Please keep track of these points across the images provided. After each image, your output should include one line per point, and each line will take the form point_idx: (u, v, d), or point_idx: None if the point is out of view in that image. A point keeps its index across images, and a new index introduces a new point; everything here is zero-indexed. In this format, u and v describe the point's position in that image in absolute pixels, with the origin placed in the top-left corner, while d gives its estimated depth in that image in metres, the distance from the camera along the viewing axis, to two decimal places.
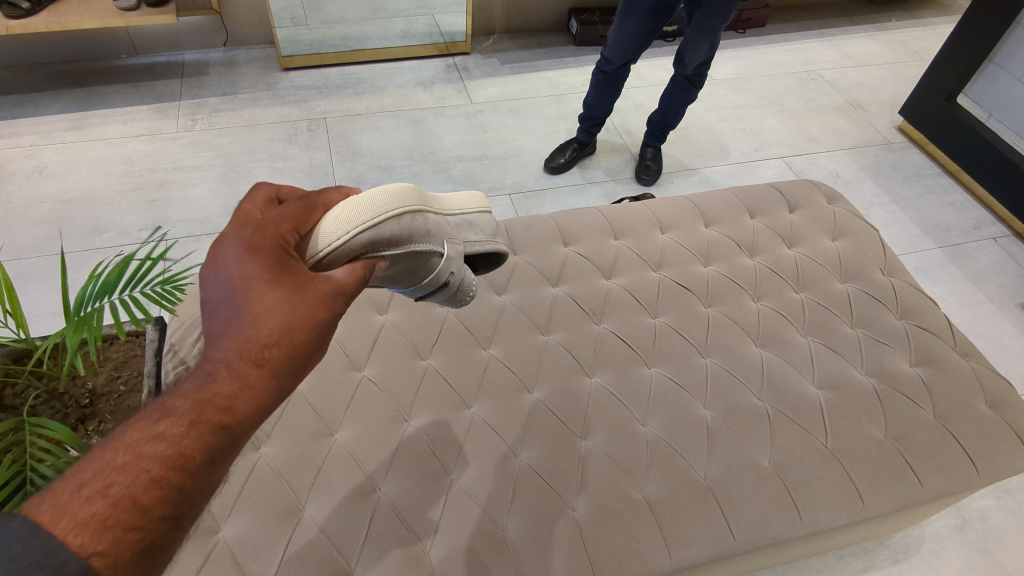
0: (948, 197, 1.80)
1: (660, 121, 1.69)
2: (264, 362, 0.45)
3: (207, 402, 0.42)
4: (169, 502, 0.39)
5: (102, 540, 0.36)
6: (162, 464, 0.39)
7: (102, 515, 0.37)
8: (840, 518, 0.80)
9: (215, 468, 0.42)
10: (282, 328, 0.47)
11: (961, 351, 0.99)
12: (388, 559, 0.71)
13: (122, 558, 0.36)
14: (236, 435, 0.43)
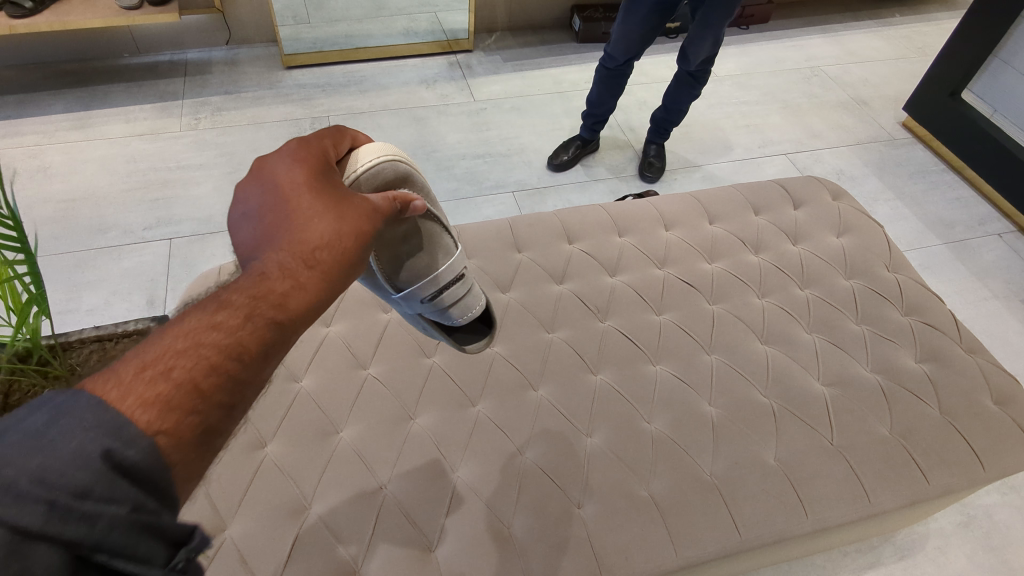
0: (952, 193, 1.79)
1: (663, 118, 1.68)
2: (322, 259, 0.44)
3: (265, 292, 0.41)
4: (231, 390, 0.38)
5: (165, 422, 0.34)
6: (224, 348, 0.38)
7: (165, 396, 0.35)
8: (846, 515, 0.80)
9: (274, 358, 0.41)
10: (337, 228, 0.46)
11: (967, 347, 0.99)
12: (395, 557, 0.71)
13: (187, 442, 0.35)
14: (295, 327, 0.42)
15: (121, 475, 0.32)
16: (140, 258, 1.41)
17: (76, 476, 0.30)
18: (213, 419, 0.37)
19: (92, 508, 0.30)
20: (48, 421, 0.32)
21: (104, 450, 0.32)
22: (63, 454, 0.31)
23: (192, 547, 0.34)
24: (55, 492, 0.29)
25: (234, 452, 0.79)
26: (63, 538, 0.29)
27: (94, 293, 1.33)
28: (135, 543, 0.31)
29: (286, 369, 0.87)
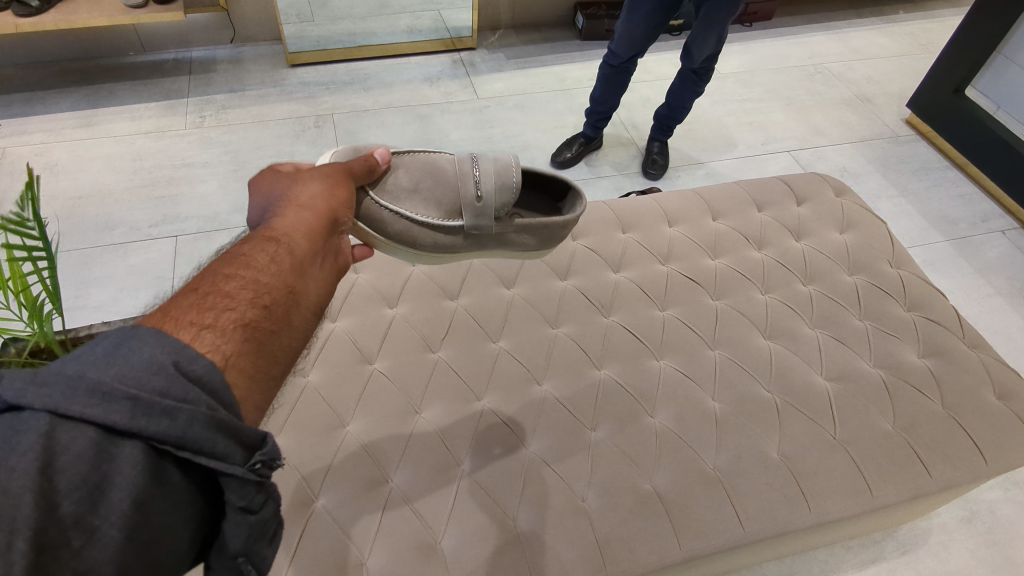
0: (956, 190, 1.79)
1: (666, 115, 1.69)
2: (294, 215, 0.56)
3: (257, 240, 0.52)
4: (253, 295, 0.47)
5: (206, 320, 0.43)
6: (235, 272, 0.48)
7: (199, 302, 0.44)
8: (849, 509, 0.80)
9: (282, 274, 0.50)
10: (299, 198, 0.59)
11: (970, 343, 0.99)
12: (402, 549, 0.72)
13: (228, 332, 0.43)
14: (290, 253, 0.52)
15: (190, 384, 0.38)
16: (146, 255, 1.42)
17: (152, 381, 0.37)
18: (247, 315, 0.45)
19: (170, 407, 0.36)
20: (120, 341, 0.38)
21: (172, 362, 0.38)
22: (137, 365, 0.37)
23: (266, 452, 0.41)
24: (134, 392, 0.35)
25: None
26: (149, 430, 0.36)
27: (101, 290, 1.34)
28: (209, 437, 0.38)
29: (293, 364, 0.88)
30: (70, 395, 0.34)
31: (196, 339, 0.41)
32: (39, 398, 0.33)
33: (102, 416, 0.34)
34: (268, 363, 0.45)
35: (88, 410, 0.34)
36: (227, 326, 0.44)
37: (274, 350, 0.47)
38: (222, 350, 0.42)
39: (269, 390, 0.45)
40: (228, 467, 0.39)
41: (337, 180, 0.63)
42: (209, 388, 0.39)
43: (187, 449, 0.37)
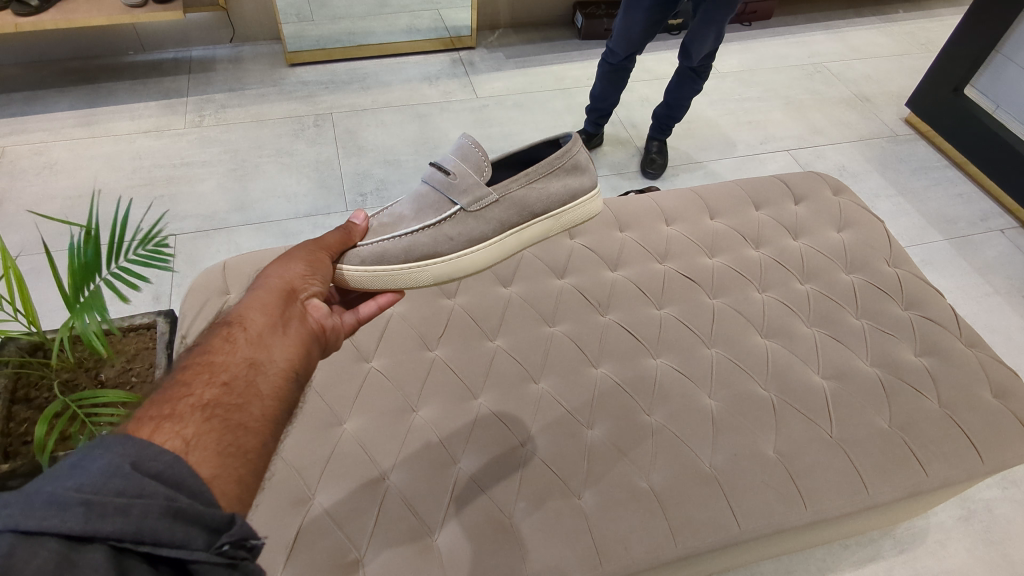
0: (955, 189, 1.79)
1: (664, 114, 1.68)
2: (251, 298, 0.58)
3: (215, 332, 0.54)
4: (208, 382, 0.48)
5: (163, 412, 0.44)
6: (192, 366, 0.50)
7: (157, 399, 0.45)
8: (845, 507, 0.80)
9: (239, 357, 0.51)
10: (257, 284, 0.61)
11: (967, 341, 0.99)
12: (398, 546, 0.72)
13: (187, 419, 0.44)
14: (246, 333, 0.54)
15: (148, 480, 0.38)
16: None
17: (110, 484, 0.37)
18: (204, 398, 0.46)
19: (124, 503, 0.36)
20: (79, 458, 0.39)
21: (130, 462, 0.38)
22: (95, 471, 0.37)
23: (234, 532, 0.39)
24: (88, 497, 0.36)
25: None
26: (105, 531, 0.35)
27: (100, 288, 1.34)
28: (169, 527, 0.37)
29: None
30: (25, 511, 0.34)
31: (155, 430, 0.42)
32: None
33: (58, 524, 0.34)
34: (238, 435, 0.45)
35: (43, 522, 0.34)
36: (184, 413, 0.44)
37: (243, 421, 0.46)
38: (182, 436, 0.42)
39: (247, 462, 0.44)
40: (192, 554, 0.37)
41: (299, 255, 0.66)
42: (170, 481, 0.39)
43: (147, 544, 0.36)
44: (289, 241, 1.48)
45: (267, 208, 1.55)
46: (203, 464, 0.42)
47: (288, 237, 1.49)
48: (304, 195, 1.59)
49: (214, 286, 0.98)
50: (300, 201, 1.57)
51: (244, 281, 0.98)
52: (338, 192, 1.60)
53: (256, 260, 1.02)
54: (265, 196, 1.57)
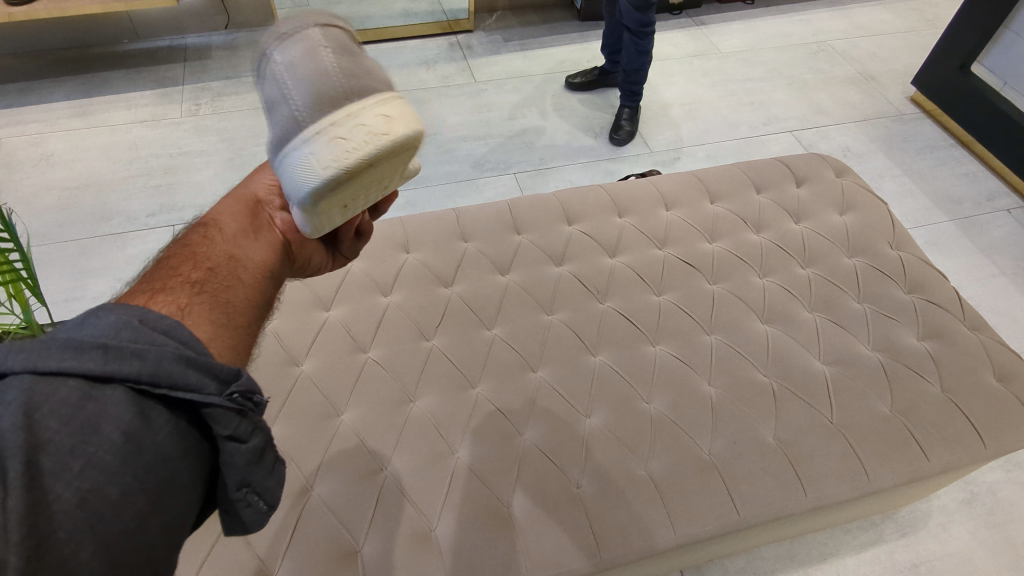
0: (961, 168, 1.77)
1: (624, 82, 1.71)
2: (225, 207, 0.61)
3: (193, 231, 0.57)
4: (193, 267, 0.51)
5: (156, 287, 0.48)
6: (176, 254, 0.53)
7: (147, 282, 0.49)
8: (845, 493, 0.80)
9: (220, 250, 0.54)
10: (232, 194, 0.63)
11: (970, 325, 0.98)
12: (396, 536, 0.72)
13: (179, 292, 0.48)
14: (223, 234, 0.57)
15: (158, 333, 0.42)
16: (143, 244, 1.42)
17: (120, 333, 0.40)
18: (192, 277, 0.50)
19: (139, 348, 0.40)
20: (84, 316, 0.41)
21: (137, 318, 0.42)
22: (105, 323, 0.41)
23: (242, 383, 0.44)
24: (104, 342, 0.39)
25: None
26: (123, 372, 0.39)
27: (100, 280, 1.34)
28: (182, 371, 0.41)
29: (287, 353, 0.88)
30: (41, 354, 0.37)
31: (151, 300, 0.46)
32: (14, 360, 0.37)
33: (77, 365, 0.38)
34: (225, 307, 0.49)
35: (61, 363, 0.37)
36: (175, 287, 0.48)
37: (230, 298, 0.50)
38: (176, 305, 0.46)
39: (239, 331, 0.49)
40: (206, 398, 0.42)
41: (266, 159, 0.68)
42: (178, 338, 0.43)
43: (163, 386, 0.40)
44: None
45: None
46: (200, 328, 0.46)
47: None
48: None
49: None
50: None
51: None
52: None
53: None
54: None
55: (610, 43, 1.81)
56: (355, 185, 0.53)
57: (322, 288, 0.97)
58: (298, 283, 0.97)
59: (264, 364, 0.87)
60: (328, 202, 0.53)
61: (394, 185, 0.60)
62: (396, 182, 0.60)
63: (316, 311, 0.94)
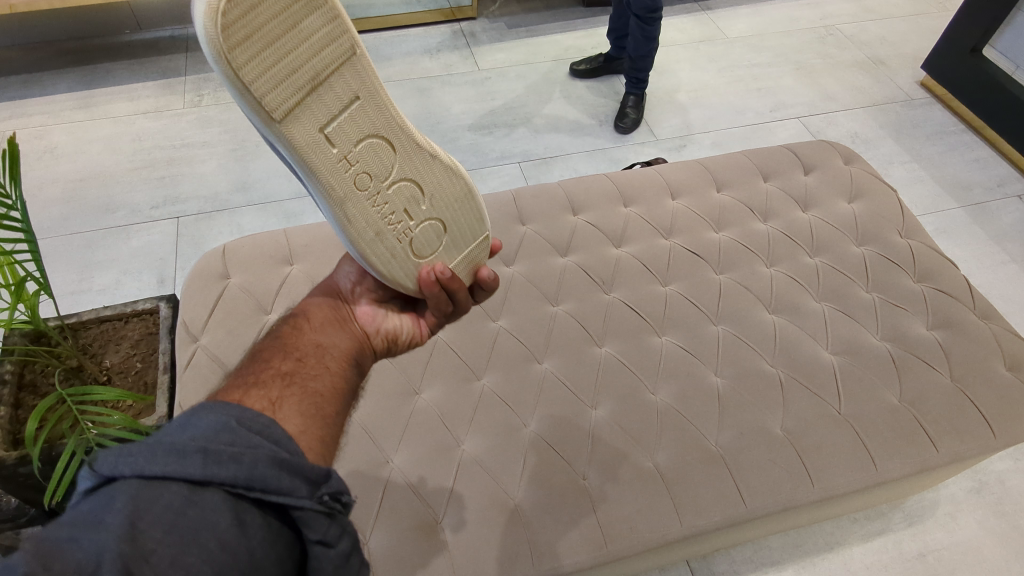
0: (971, 154, 1.75)
1: (631, 67, 1.68)
2: (311, 301, 0.66)
3: (284, 326, 0.62)
4: (285, 361, 0.55)
5: (250, 381, 0.50)
6: (271, 348, 0.58)
7: (243, 374, 0.53)
8: (852, 484, 0.79)
9: (308, 341, 0.59)
10: (321, 286, 0.69)
11: (981, 314, 0.97)
12: (403, 529, 0.72)
13: (272, 387, 0.50)
14: (310, 328, 0.62)
15: (252, 434, 0.42)
16: (147, 237, 1.42)
17: (219, 436, 0.40)
18: (283, 371, 0.53)
19: (235, 452, 0.39)
20: (184, 421, 0.41)
21: (234, 420, 0.42)
22: (204, 427, 0.40)
23: (332, 485, 0.43)
24: (205, 446, 0.38)
25: None
26: (221, 477, 0.38)
27: (105, 272, 1.34)
28: (276, 475, 0.40)
29: None
30: (147, 458, 0.37)
31: (245, 394, 0.48)
32: (124, 465, 0.37)
33: (179, 470, 0.37)
34: (314, 399, 0.52)
35: (165, 467, 0.37)
36: (269, 383, 0.51)
37: (316, 389, 0.54)
38: (268, 399, 0.49)
39: (325, 426, 0.50)
40: (298, 501, 0.41)
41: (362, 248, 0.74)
42: (272, 438, 0.43)
43: (257, 489, 0.39)
44: (292, 222, 1.47)
45: (268, 187, 1.53)
46: (291, 422, 0.48)
47: (292, 218, 1.48)
48: None
49: (214, 270, 0.97)
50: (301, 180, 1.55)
51: (244, 265, 0.97)
52: None
53: (256, 243, 1.01)
54: (266, 176, 1.56)
55: (615, 30, 1.78)
56: (282, 37, 0.44)
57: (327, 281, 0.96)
58: (302, 275, 0.96)
59: None
60: (244, 55, 0.43)
61: (367, 115, 0.53)
62: (367, 111, 0.53)
63: None
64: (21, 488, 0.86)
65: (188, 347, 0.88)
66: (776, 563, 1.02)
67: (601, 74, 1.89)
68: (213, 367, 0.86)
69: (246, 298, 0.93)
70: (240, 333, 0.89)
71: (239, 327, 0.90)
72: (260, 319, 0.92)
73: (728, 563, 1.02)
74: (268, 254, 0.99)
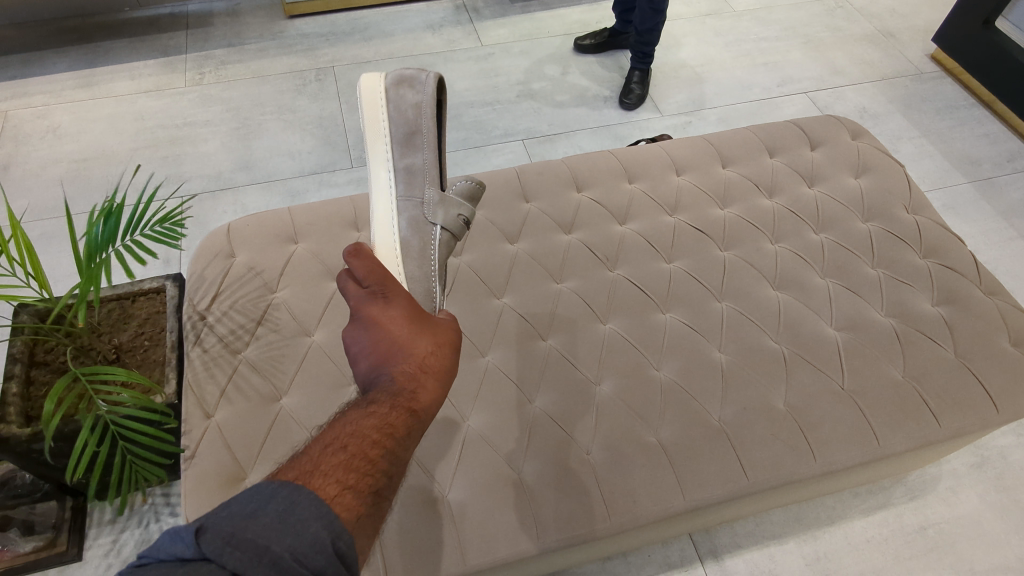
0: (981, 128, 1.72)
1: (637, 42, 1.66)
2: (425, 386, 0.59)
3: (398, 408, 0.55)
4: (388, 468, 0.51)
5: (347, 481, 0.47)
6: (383, 442, 0.52)
7: (351, 467, 0.48)
8: (855, 459, 0.80)
9: (411, 452, 0.54)
10: (424, 367, 0.61)
11: (987, 290, 0.96)
12: (410, 502, 0.73)
13: (364, 494, 0.48)
14: (419, 430, 0.56)
15: (338, 564, 0.42)
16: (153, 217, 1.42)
17: (313, 560, 0.41)
18: (378, 481, 0.49)
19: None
20: (286, 509, 0.43)
21: (331, 541, 0.43)
22: (305, 541, 0.42)
23: None
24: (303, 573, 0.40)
25: (249, 404, 0.82)
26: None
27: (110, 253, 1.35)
28: None
29: (298, 324, 0.89)
30: (253, 563, 0.39)
31: (339, 496, 0.46)
32: (230, 558, 0.39)
33: None
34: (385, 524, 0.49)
35: None
36: (364, 489, 0.48)
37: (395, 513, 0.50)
38: (356, 509, 0.46)
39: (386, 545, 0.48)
40: None
41: (454, 343, 0.66)
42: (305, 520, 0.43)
43: None
44: (296, 201, 1.47)
45: (273, 166, 1.53)
46: (363, 541, 0.46)
47: (295, 196, 1.48)
48: (309, 153, 1.57)
49: (220, 248, 0.97)
50: (306, 158, 1.55)
51: (250, 243, 0.97)
52: (344, 149, 1.58)
53: (260, 222, 1.01)
54: (270, 154, 1.56)
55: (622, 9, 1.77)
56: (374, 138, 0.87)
57: (331, 259, 0.97)
58: (306, 254, 0.97)
59: (276, 335, 0.88)
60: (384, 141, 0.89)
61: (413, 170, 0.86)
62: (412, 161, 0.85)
63: (324, 282, 0.94)
64: (38, 467, 0.88)
65: (196, 324, 0.89)
66: (778, 536, 1.03)
67: (603, 53, 1.87)
68: (219, 343, 0.87)
69: (250, 275, 0.94)
70: (247, 310, 0.90)
71: (245, 305, 0.91)
72: (265, 297, 0.92)
73: (729, 536, 1.03)
74: (274, 232, 0.99)
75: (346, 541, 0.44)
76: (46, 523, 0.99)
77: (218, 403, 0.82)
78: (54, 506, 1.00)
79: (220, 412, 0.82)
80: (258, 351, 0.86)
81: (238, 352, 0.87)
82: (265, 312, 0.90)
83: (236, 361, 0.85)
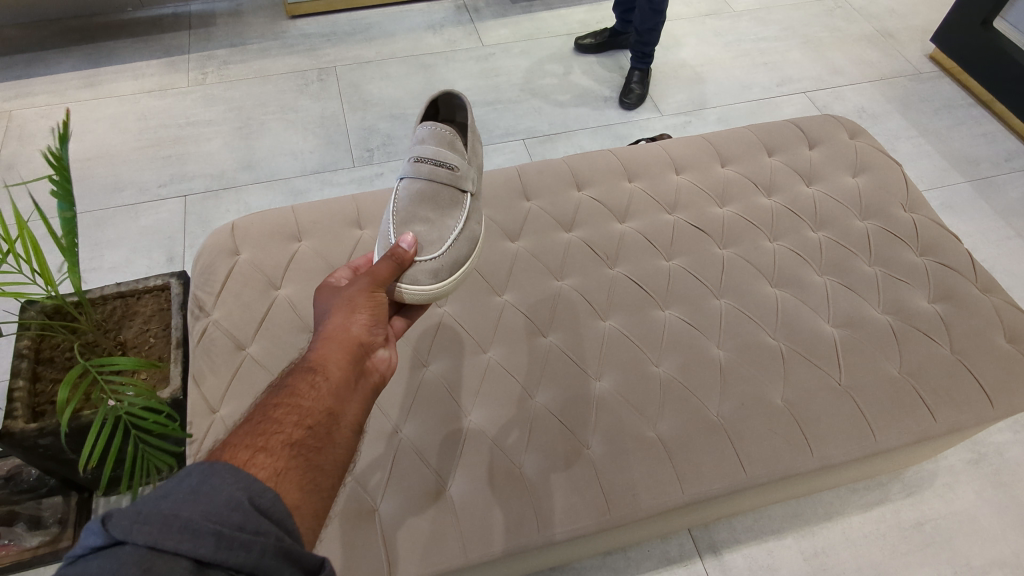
0: (979, 128, 1.73)
1: (637, 42, 1.67)
2: (326, 346, 0.62)
3: (299, 375, 0.59)
4: (296, 423, 0.54)
5: (258, 444, 0.50)
6: (282, 403, 0.55)
7: (253, 429, 0.51)
8: (851, 453, 0.81)
9: (320, 403, 0.57)
10: (324, 334, 0.64)
11: (983, 287, 0.97)
12: (411, 495, 0.74)
13: (277, 452, 0.50)
14: (327, 382, 0.59)
15: (261, 517, 0.43)
16: (156, 215, 1.43)
17: (232, 517, 0.41)
18: (292, 435, 0.52)
19: (246, 539, 0.40)
20: (201, 480, 0.43)
21: (247, 499, 0.43)
22: (218, 503, 0.42)
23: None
24: (219, 528, 0.40)
25: (252, 399, 0.83)
26: (228, 561, 0.39)
27: (114, 251, 1.36)
28: (279, 567, 0.41)
29: (302, 321, 0.90)
30: (163, 532, 0.38)
31: (251, 459, 0.48)
32: (140, 534, 0.38)
33: (192, 548, 0.38)
34: (316, 474, 0.51)
35: (179, 544, 0.38)
36: (276, 447, 0.50)
37: (319, 463, 0.52)
38: (274, 468, 0.48)
39: (321, 497, 0.50)
40: None
41: (359, 298, 0.67)
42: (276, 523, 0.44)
43: None
44: (298, 200, 1.48)
45: (275, 165, 1.54)
46: (289, 493, 0.47)
47: (298, 195, 1.50)
48: (311, 152, 1.58)
49: (223, 245, 0.98)
50: (308, 158, 1.56)
51: (254, 240, 0.99)
52: (345, 148, 1.59)
53: (264, 220, 1.02)
54: (272, 154, 1.57)
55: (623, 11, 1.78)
56: None
57: (334, 257, 0.98)
58: (310, 252, 0.98)
59: (279, 331, 0.89)
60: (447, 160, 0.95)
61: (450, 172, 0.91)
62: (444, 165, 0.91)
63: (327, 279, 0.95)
64: (43, 462, 0.89)
65: (201, 321, 0.90)
66: (777, 532, 1.04)
67: (603, 53, 1.88)
68: (224, 339, 0.88)
69: (253, 272, 0.95)
70: (251, 307, 0.91)
71: (249, 301, 0.92)
72: (269, 294, 0.93)
73: (729, 532, 1.04)
74: (277, 230, 1.00)
75: (267, 498, 0.45)
76: (52, 518, 1.00)
77: (223, 399, 0.83)
78: (59, 502, 1.01)
79: (225, 407, 0.83)
80: (262, 347, 0.87)
81: (242, 348, 0.88)
82: (269, 309, 0.91)
83: (240, 358, 0.87)
